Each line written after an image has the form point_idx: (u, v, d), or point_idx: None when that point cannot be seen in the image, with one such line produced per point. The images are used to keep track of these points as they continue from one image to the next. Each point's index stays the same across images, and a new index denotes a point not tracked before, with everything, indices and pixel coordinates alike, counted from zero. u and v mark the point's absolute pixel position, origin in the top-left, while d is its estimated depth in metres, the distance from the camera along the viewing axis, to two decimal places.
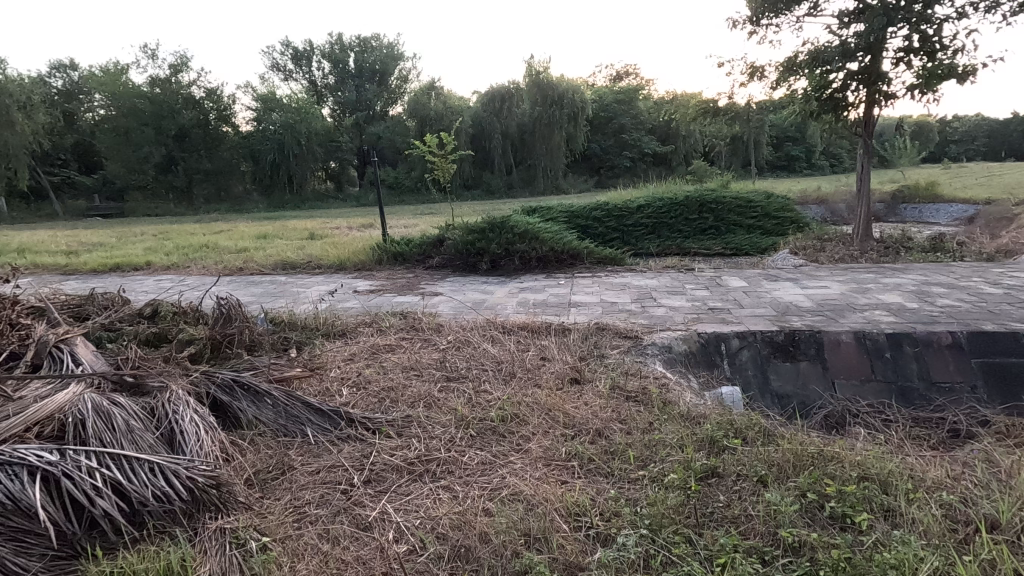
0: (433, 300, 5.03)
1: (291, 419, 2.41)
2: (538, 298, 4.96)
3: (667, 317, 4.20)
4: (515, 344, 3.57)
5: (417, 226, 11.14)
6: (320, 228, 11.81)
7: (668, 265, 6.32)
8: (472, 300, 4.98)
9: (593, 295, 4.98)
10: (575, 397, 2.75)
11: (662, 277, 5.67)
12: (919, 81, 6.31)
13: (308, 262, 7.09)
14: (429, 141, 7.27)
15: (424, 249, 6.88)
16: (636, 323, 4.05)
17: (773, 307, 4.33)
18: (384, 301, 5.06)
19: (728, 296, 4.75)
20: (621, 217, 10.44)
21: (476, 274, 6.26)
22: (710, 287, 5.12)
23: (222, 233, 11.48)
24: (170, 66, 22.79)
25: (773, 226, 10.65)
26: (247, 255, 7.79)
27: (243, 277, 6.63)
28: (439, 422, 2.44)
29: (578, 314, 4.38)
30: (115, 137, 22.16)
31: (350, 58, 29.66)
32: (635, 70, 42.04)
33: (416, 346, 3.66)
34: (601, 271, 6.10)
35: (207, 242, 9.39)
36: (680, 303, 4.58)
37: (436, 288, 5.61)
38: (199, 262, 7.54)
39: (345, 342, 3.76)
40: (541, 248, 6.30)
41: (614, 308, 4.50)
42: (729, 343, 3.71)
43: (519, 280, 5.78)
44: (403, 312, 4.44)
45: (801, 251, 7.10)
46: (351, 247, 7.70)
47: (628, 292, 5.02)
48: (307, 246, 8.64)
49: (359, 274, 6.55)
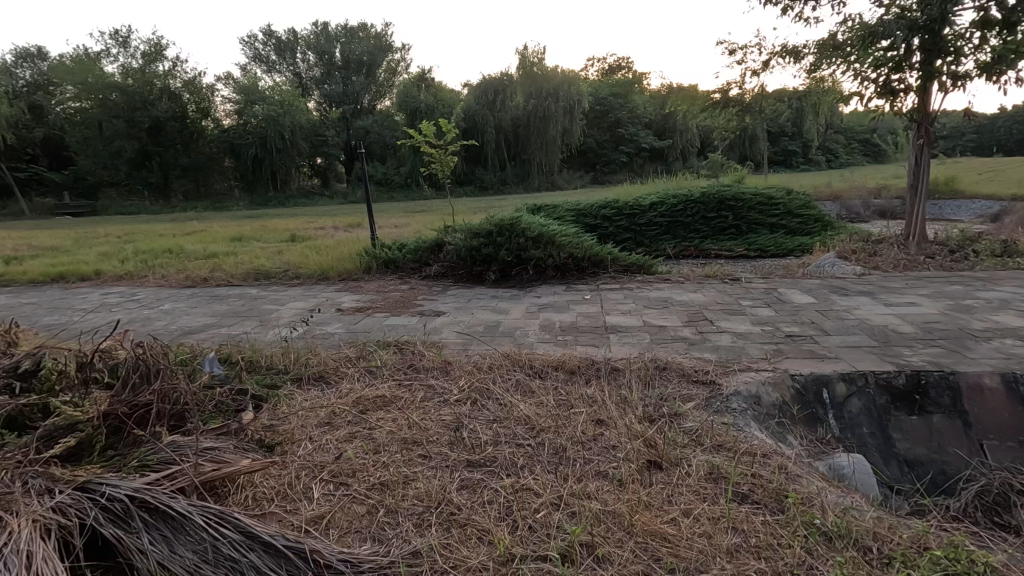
0: (435, 323, 4.09)
1: (221, 564, 1.46)
2: (565, 320, 4.03)
3: (739, 349, 3.28)
4: (552, 398, 2.64)
5: (409, 226, 10.18)
6: (304, 228, 10.82)
7: (706, 274, 5.40)
8: (482, 322, 4.04)
9: (632, 315, 4.05)
10: (666, 501, 1.82)
11: (706, 290, 4.76)
12: (996, 60, 5.42)
13: (285, 271, 6.12)
14: (424, 129, 6.29)
15: (419, 255, 5.94)
16: (701, 358, 3.13)
17: (868, 333, 3.42)
18: (375, 325, 4.11)
19: (801, 317, 3.84)
20: (634, 216, 9.52)
21: (483, 286, 5.32)
22: (770, 304, 4.21)
23: (193, 234, 10.38)
24: (143, 55, 21.47)
25: (797, 225, 9.77)
26: (216, 263, 6.79)
27: (206, 290, 5.63)
28: (467, 567, 1.51)
29: (620, 344, 3.45)
30: (83, 130, 20.74)
31: (335, 49, 28.43)
32: (627, 63, 41.20)
33: (418, 398, 2.71)
34: (629, 282, 5.18)
35: (174, 246, 8.36)
36: (744, 328, 3.66)
37: (436, 304, 4.66)
38: (158, 270, 6.52)
39: (322, 393, 2.80)
40: (558, 254, 5.37)
41: (665, 335, 3.58)
42: (833, 388, 2.80)
43: (536, 294, 4.85)
44: (399, 343, 3.49)
45: (850, 255, 6.22)
46: (335, 253, 6.72)
47: (673, 311, 4.10)
48: (284, 250, 7.62)
49: (344, 286, 5.56)
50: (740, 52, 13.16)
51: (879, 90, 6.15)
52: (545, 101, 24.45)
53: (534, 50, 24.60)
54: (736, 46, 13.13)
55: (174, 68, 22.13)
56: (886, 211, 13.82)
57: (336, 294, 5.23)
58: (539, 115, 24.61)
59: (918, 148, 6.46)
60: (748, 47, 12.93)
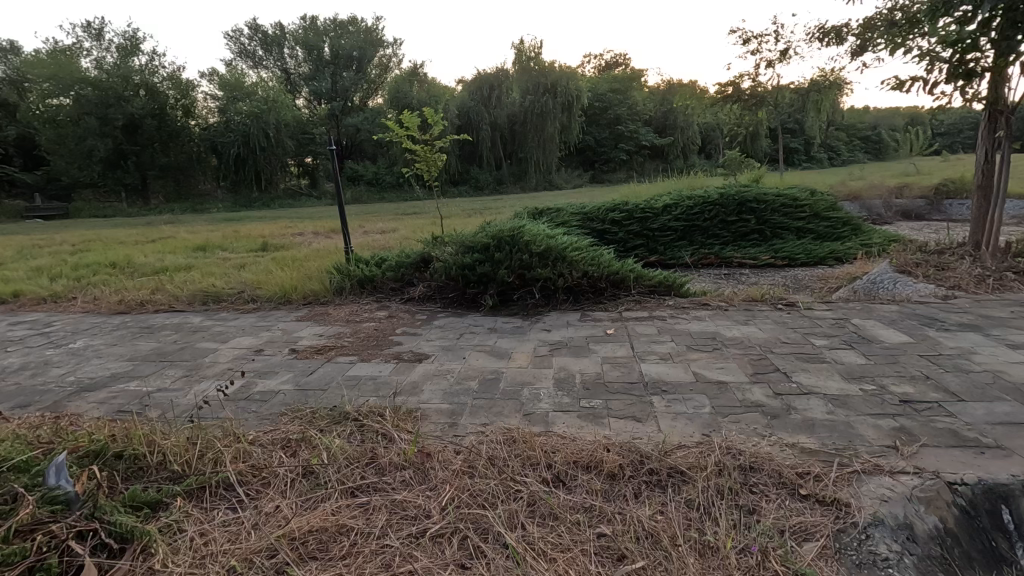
0: (416, 376, 3.07)
1: None
2: (589, 369, 3.03)
3: (845, 426, 2.29)
4: (591, 543, 1.66)
5: (395, 233, 9.18)
6: (280, 235, 9.78)
7: (751, 296, 4.42)
8: (478, 375, 3.04)
9: (677, 363, 3.05)
10: None
11: (759, 321, 3.77)
12: None
13: (240, 292, 5.09)
14: (406, 122, 5.27)
15: (401, 273, 4.97)
16: (798, 446, 2.14)
17: (1020, 398, 2.45)
18: (337, 378, 3.09)
19: (907, 367, 2.86)
20: (645, 219, 8.52)
21: (478, 313, 4.33)
22: (854, 345, 3.23)
23: (153, 242, 9.29)
24: (118, 48, 20.35)
25: (825, 230, 8.84)
26: (162, 279, 5.74)
27: (139, 317, 4.60)
28: None
29: (674, 417, 2.44)
30: (54, 128, 19.52)
31: (324, 43, 27.28)
32: (625, 60, 40.34)
33: (375, 537, 1.73)
34: (660, 309, 4.18)
35: (124, 257, 7.28)
36: (837, 387, 2.68)
37: (418, 343, 3.67)
38: (91, 289, 5.46)
39: (231, 525, 1.81)
40: (571, 273, 4.38)
41: (734, 401, 2.58)
42: (1018, 506, 1.82)
43: (546, 327, 3.85)
44: (361, 420, 2.49)
45: (913, 269, 5.26)
46: (306, 268, 5.69)
47: (730, 358, 3.10)
48: (249, 264, 6.58)
49: (309, 314, 4.53)
50: (755, 41, 12.19)
51: (949, 72, 5.11)
52: (542, 97, 23.44)
53: (530, 44, 23.63)
54: (750, 34, 12.19)
55: (151, 62, 20.96)
56: (909, 212, 12.93)
57: (297, 326, 4.21)
58: (537, 112, 23.62)
59: (1004, 143, 5.21)
60: (764, 35, 11.94)
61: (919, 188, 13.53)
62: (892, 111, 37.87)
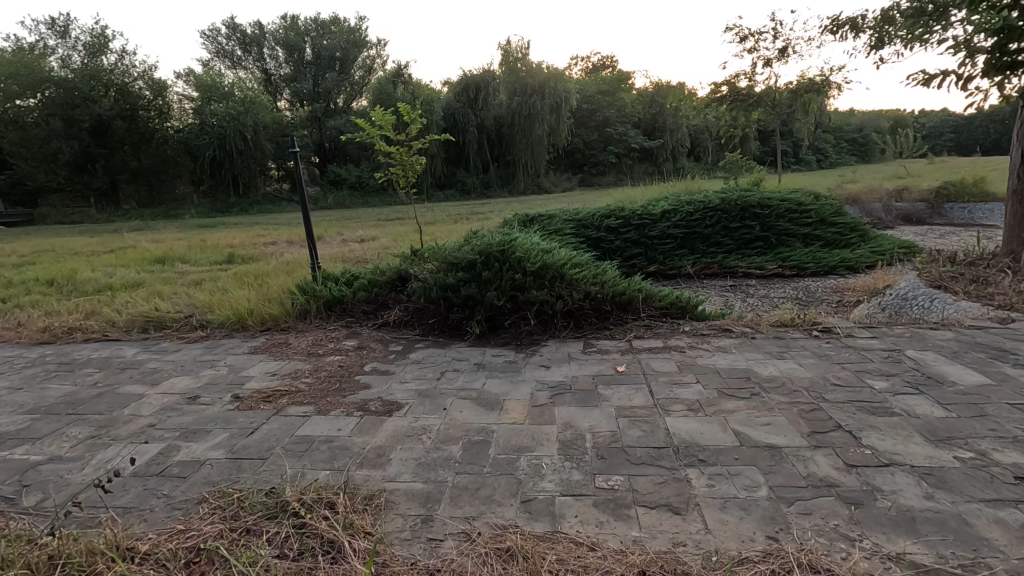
0: (382, 438, 2.43)
1: None
2: (603, 428, 2.40)
3: (959, 525, 1.68)
4: None
5: (374, 242, 8.51)
6: (249, 245, 9.04)
7: (778, 319, 3.86)
8: (461, 435, 2.41)
9: (711, 418, 2.43)
10: None
11: (797, 354, 3.18)
12: None
13: (188, 315, 4.40)
14: (379, 120, 4.65)
15: (375, 294, 4.32)
16: (907, 562, 1.54)
17: None
18: (283, 440, 2.43)
19: (1001, 424, 2.26)
20: (643, 226, 7.95)
21: (463, 342, 3.69)
22: (922, 388, 2.64)
23: (108, 253, 8.51)
24: (86, 46, 19.45)
25: (833, 236, 8.38)
26: (102, 298, 5.02)
27: (62, 350, 3.89)
28: None
29: (722, 507, 1.83)
30: (16, 130, 18.50)
31: (306, 43, 26.48)
32: (612, 62, 40.00)
33: None
34: (676, 338, 3.57)
35: (69, 271, 6.52)
36: (925, 455, 2.07)
37: (390, 386, 3.01)
38: (15, 313, 4.72)
39: None
40: (570, 294, 3.78)
41: (797, 479, 1.96)
42: None
43: (545, 363, 3.23)
44: (303, 516, 1.85)
45: (950, 283, 4.72)
46: (268, 286, 5.01)
47: (777, 409, 2.49)
48: (208, 279, 5.88)
49: (265, 345, 3.87)
50: (752, 39, 11.73)
51: (992, 65, 4.57)
52: (529, 99, 22.96)
53: (518, 44, 23.14)
54: (745, 32, 11.74)
55: (121, 61, 20.05)
56: (909, 215, 12.56)
57: (246, 361, 3.54)
58: (525, 114, 23.09)
59: None
60: (761, 33, 11.49)
61: (919, 190, 13.16)
62: (878, 114, 37.98)
